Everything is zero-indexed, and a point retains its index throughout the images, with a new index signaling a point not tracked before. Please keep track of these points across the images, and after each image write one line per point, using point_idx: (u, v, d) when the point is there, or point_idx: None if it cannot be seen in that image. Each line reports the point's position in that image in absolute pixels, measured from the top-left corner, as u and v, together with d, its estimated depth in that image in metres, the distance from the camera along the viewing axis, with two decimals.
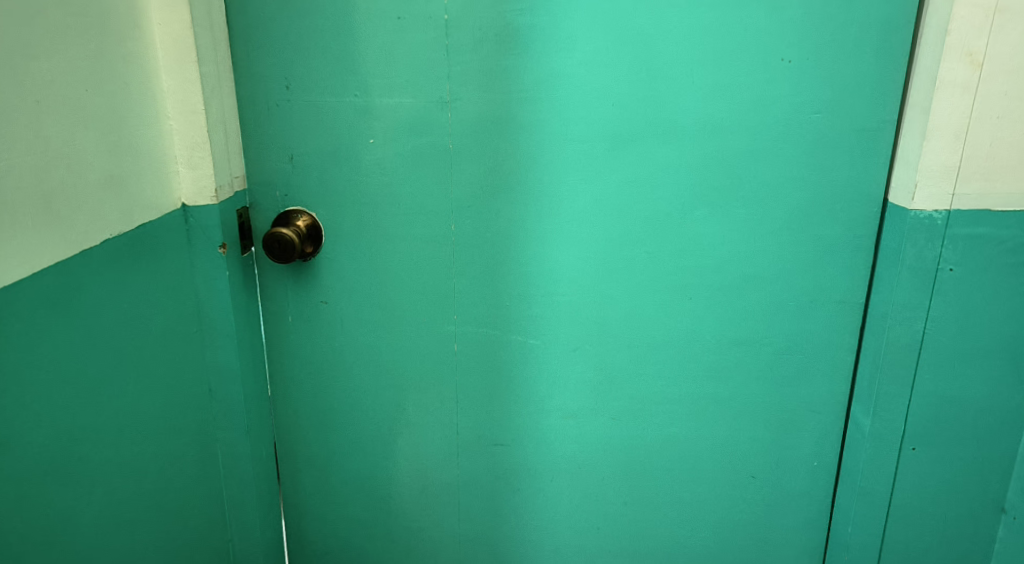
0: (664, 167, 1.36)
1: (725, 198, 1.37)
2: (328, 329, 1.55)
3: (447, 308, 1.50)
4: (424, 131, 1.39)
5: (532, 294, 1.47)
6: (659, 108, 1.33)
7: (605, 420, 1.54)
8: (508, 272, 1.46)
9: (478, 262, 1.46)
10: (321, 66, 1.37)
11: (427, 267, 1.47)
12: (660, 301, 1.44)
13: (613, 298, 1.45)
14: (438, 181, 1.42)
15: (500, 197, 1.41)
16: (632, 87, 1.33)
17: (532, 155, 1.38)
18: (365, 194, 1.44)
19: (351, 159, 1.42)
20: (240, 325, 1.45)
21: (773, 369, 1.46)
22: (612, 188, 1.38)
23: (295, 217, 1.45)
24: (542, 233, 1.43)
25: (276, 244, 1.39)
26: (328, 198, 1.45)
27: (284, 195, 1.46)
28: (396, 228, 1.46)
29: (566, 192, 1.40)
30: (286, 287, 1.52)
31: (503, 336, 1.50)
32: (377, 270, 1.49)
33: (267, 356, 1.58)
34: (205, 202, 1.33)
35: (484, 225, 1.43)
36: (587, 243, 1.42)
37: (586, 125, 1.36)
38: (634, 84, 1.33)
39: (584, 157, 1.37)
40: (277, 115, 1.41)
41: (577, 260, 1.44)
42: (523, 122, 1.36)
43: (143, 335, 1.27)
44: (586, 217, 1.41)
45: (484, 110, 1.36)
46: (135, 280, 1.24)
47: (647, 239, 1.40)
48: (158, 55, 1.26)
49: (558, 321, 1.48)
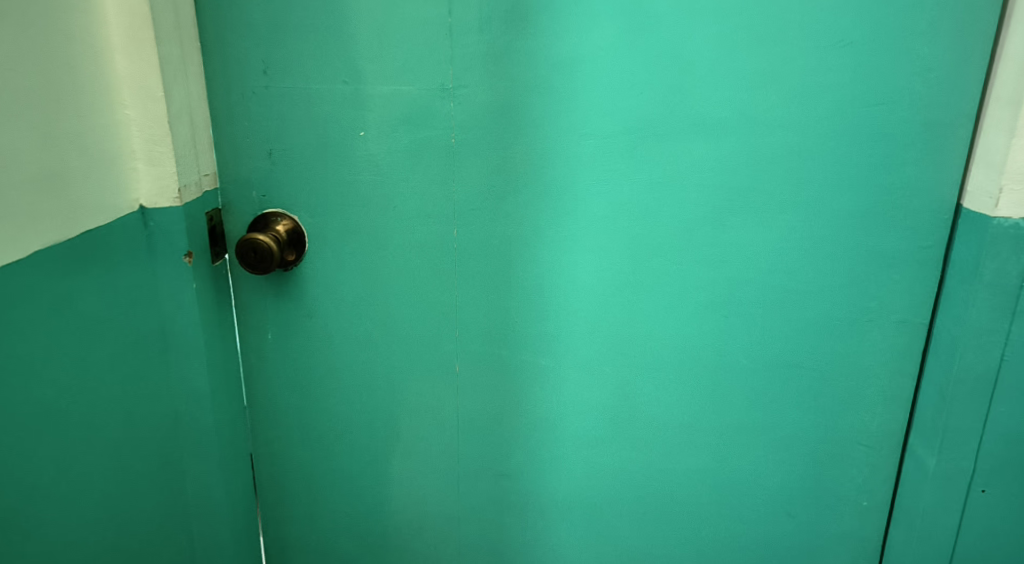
0: (698, 167, 1.18)
1: (771, 202, 1.19)
2: (313, 347, 1.37)
3: (448, 325, 1.33)
4: (423, 124, 1.21)
5: (543, 309, 1.29)
6: (694, 97, 1.15)
7: (622, 449, 1.36)
8: (518, 286, 1.28)
9: (483, 272, 1.28)
10: (306, 48, 1.20)
11: (427, 278, 1.30)
12: (690, 318, 1.27)
13: (638, 316, 1.27)
14: (438, 182, 1.24)
15: (509, 199, 1.23)
16: (663, 74, 1.15)
17: (546, 153, 1.20)
18: (355, 195, 1.26)
19: (340, 154, 1.24)
20: (211, 344, 1.27)
21: (816, 397, 1.28)
22: (637, 191, 1.21)
23: (275, 219, 1.28)
24: (557, 241, 1.25)
25: (252, 253, 1.23)
26: (312, 199, 1.27)
27: (262, 196, 1.28)
28: (392, 234, 1.28)
29: (584, 196, 1.22)
30: (265, 299, 1.35)
31: (510, 355, 1.33)
32: (369, 282, 1.31)
33: (243, 375, 1.41)
34: (167, 204, 1.15)
35: (490, 231, 1.25)
36: (607, 255, 1.25)
37: (610, 117, 1.18)
38: (665, 71, 1.15)
39: (603, 154, 1.19)
40: (254, 104, 1.24)
41: (596, 273, 1.26)
42: (537, 115, 1.19)
43: (90, 357, 1.09)
44: (609, 223, 1.23)
45: (491, 100, 1.19)
46: (80, 293, 1.06)
47: (678, 249, 1.23)
48: (110, 31, 1.08)
49: (573, 343, 1.31)
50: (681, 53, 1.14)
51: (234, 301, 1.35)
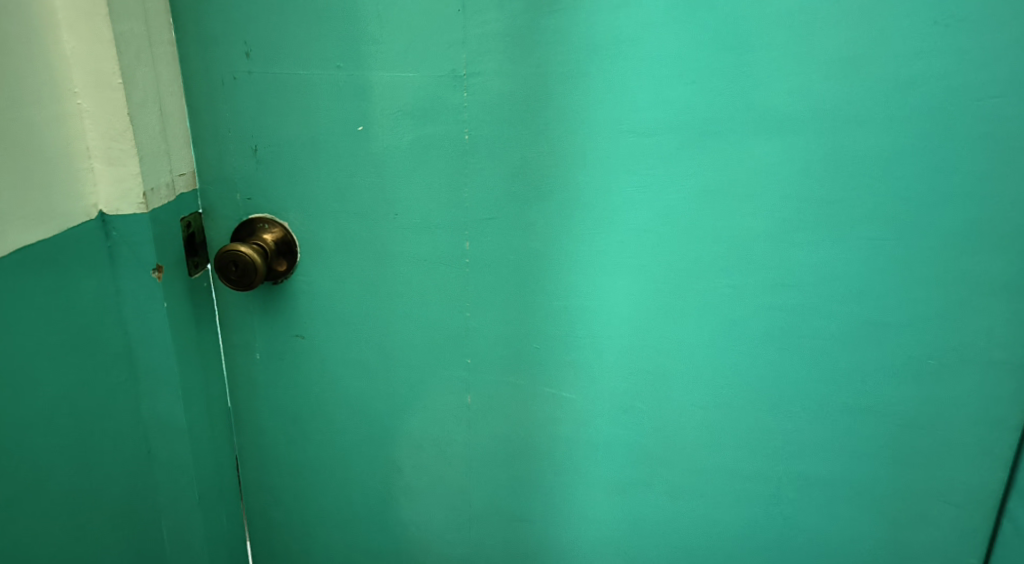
0: (756, 170, 0.99)
1: (846, 215, 0.99)
2: (307, 369, 1.22)
3: (459, 348, 1.16)
4: (432, 118, 1.04)
5: (569, 334, 1.11)
6: (756, 88, 0.96)
7: (656, 496, 1.18)
8: (540, 308, 1.10)
9: (501, 291, 1.11)
10: (295, 27, 1.02)
11: (434, 294, 1.13)
12: (740, 348, 1.07)
13: (680, 344, 1.09)
14: (448, 185, 1.07)
15: (531, 207, 1.05)
16: (719, 59, 0.95)
17: (575, 153, 1.02)
18: (352, 199, 1.10)
19: (334, 152, 1.08)
20: (188, 371, 1.10)
21: (890, 444, 1.09)
22: (682, 199, 1.02)
23: (262, 227, 1.13)
24: (586, 257, 1.07)
25: (233, 266, 1.06)
26: (304, 204, 1.12)
27: (247, 199, 1.13)
28: (393, 245, 1.12)
29: (619, 204, 1.03)
30: (252, 315, 1.20)
31: (530, 385, 1.16)
32: (368, 298, 1.16)
33: (229, 398, 1.26)
34: (131, 211, 0.98)
35: (508, 243, 1.08)
36: (644, 273, 1.06)
37: (652, 111, 0.98)
38: (721, 55, 0.95)
39: (642, 156, 1.00)
40: (236, 93, 1.07)
41: (631, 295, 1.07)
42: (565, 108, 1.00)
43: (28, 397, 0.92)
44: (648, 237, 1.04)
45: (510, 90, 1.00)
46: (12, 321, 0.89)
47: (729, 267, 1.04)
48: (55, 5, 0.90)
49: (604, 373, 1.13)
50: (742, 33, 0.94)
51: (216, 316, 1.20)
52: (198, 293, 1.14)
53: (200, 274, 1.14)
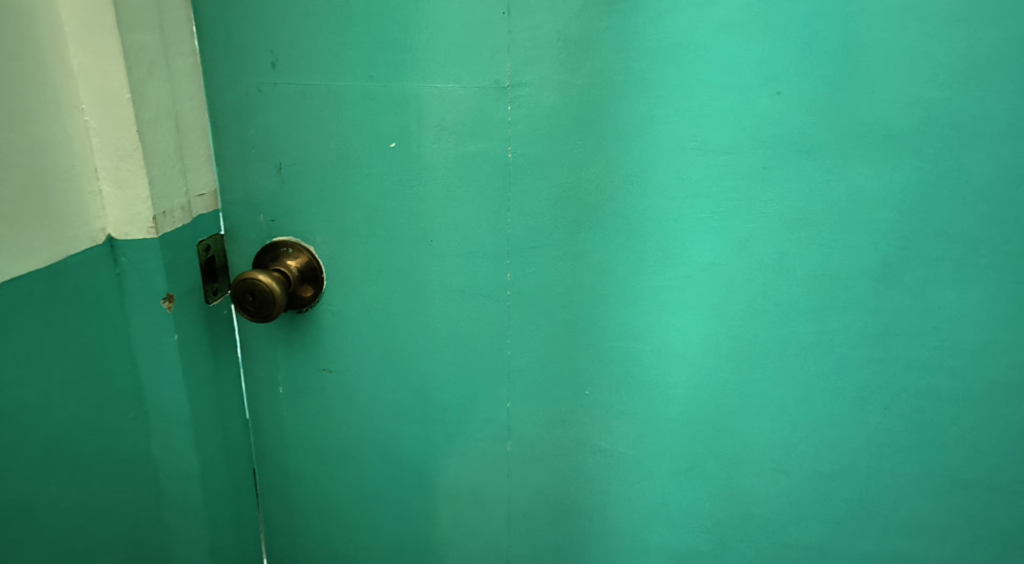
0: (836, 193, 0.89)
1: (937, 246, 0.90)
2: (332, 405, 1.13)
3: (499, 386, 1.06)
4: (473, 135, 0.93)
5: (622, 372, 1.02)
6: (843, 105, 0.86)
7: (714, 550, 1.08)
8: (591, 342, 1.01)
9: (547, 324, 1.01)
10: (324, 34, 0.93)
11: (472, 328, 1.03)
12: (813, 387, 0.98)
13: (746, 382, 0.99)
14: (490, 209, 0.96)
15: (584, 233, 0.95)
16: (801, 71, 0.86)
17: (634, 175, 0.92)
18: (383, 223, 1.00)
19: (365, 172, 0.98)
20: (200, 409, 1.02)
21: (975, 497, 1.00)
22: (753, 225, 0.92)
23: (286, 251, 1.04)
24: (644, 288, 0.97)
25: (250, 296, 0.98)
26: (331, 227, 1.02)
27: (270, 221, 1.04)
28: (428, 274, 1.02)
29: (682, 231, 0.94)
30: (275, 347, 1.11)
31: (575, 428, 1.06)
32: (398, 331, 1.06)
33: (250, 434, 1.17)
34: (141, 236, 0.89)
35: (557, 272, 0.98)
36: (709, 307, 0.96)
37: (722, 128, 0.89)
38: (799, 65, 0.86)
39: (711, 179, 0.91)
40: (261, 107, 0.98)
41: (694, 330, 0.98)
42: (624, 125, 0.90)
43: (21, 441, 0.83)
44: (714, 267, 0.94)
45: (562, 105, 0.91)
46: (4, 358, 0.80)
47: (805, 298, 0.94)
48: (60, 11, 0.82)
49: (661, 414, 1.03)
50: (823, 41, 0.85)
51: (235, 347, 1.11)
52: (216, 323, 1.05)
53: (218, 302, 1.05)
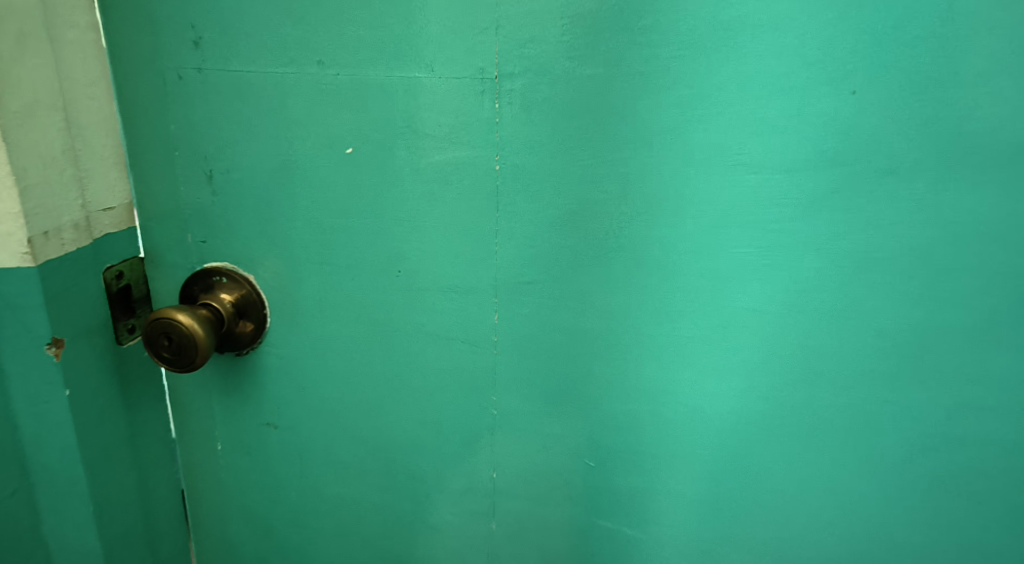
0: (921, 220, 0.69)
1: None
2: (280, 468, 0.92)
3: (483, 451, 0.86)
4: (450, 138, 0.74)
5: (638, 442, 0.81)
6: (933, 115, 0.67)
7: None
8: (598, 402, 0.80)
9: (544, 377, 0.81)
10: (263, 7, 0.73)
11: (450, 380, 0.83)
12: (890, 468, 0.77)
13: (800, 458, 0.78)
14: (471, 232, 0.77)
15: (590, 265, 0.75)
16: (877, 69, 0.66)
17: (657, 193, 0.72)
18: (339, 246, 0.80)
19: (316, 183, 0.78)
20: (102, 475, 0.82)
21: None
22: (814, 263, 0.71)
23: (221, 279, 0.83)
24: (667, 338, 0.76)
25: (167, 340, 0.77)
26: (277, 252, 0.82)
27: (201, 243, 0.83)
28: (396, 311, 0.81)
29: (719, 267, 0.73)
30: (210, 395, 0.90)
31: (580, 505, 0.85)
32: (359, 379, 0.85)
33: (184, 497, 0.96)
34: (14, 263, 0.71)
35: (556, 314, 0.78)
36: (751, 363, 0.76)
37: (772, 136, 0.69)
38: (878, 56, 0.66)
39: (756, 203, 0.71)
40: (185, 100, 0.77)
41: (731, 392, 0.77)
42: (642, 128, 0.70)
43: None
44: (759, 313, 0.74)
45: (563, 101, 0.71)
46: None
47: (876, 356, 0.74)
48: None
49: (690, 492, 0.82)
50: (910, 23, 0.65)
51: (160, 395, 0.90)
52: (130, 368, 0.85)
53: (134, 342, 0.84)
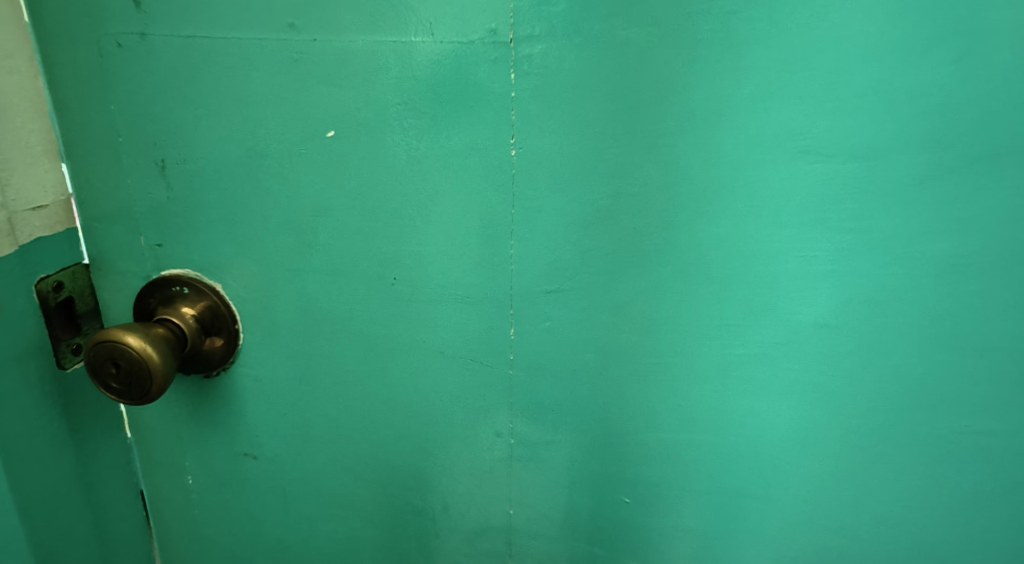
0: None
1: None
2: (260, 504, 0.79)
3: (496, 485, 0.73)
4: (453, 117, 0.60)
5: (678, 478, 0.68)
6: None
7: None
8: (633, 432, 0.68)
9: (572, 402, 0.68)
10: None
11: (458, 407, 0.70)
12: (996, 514, 0.64)
13: (886, 500, 0.66)
14: (482, 230, 0.63)
15: (629, 271, 0.62)
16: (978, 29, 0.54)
17: (714, 186, 0.59)
18: (324, 250, 0.66)
19: (291, 175, 0.64)
20: (43, 523, 0.69)
21: None
22: (900, 264, 0.59)
23: (181, 289, 0.70)
24: (723, 357, 0.64)
25: (115, 368, 0.64)
26: (246, 257, 0.68)
27: (157, 247, 0.70)
28: (393, 326, 0.68)
29: (788, 276, 0.61)
30: (175, 421, 0.77)
31: (609, 548, 0.73)
32: (350, 404, 0.72)
33: (150, 536, 0.83)
34: None
35: (586, 328, 0.65)
36: (823, 389, 0.63)
37: (857, 115, 0.56)
38: (989, 15, 0.54)
39: (830, 192, 0.58)
40: (133, 77, 0.64)
41: (800, 423, 0.65)
42: (695, 105, 0.57)
43: None
44: (837, 330, 0.61)
45: (595, 71, 0.58)
46: None
47: (976, 378, 0.62)
48: None
49: (757, 542, 0.69)
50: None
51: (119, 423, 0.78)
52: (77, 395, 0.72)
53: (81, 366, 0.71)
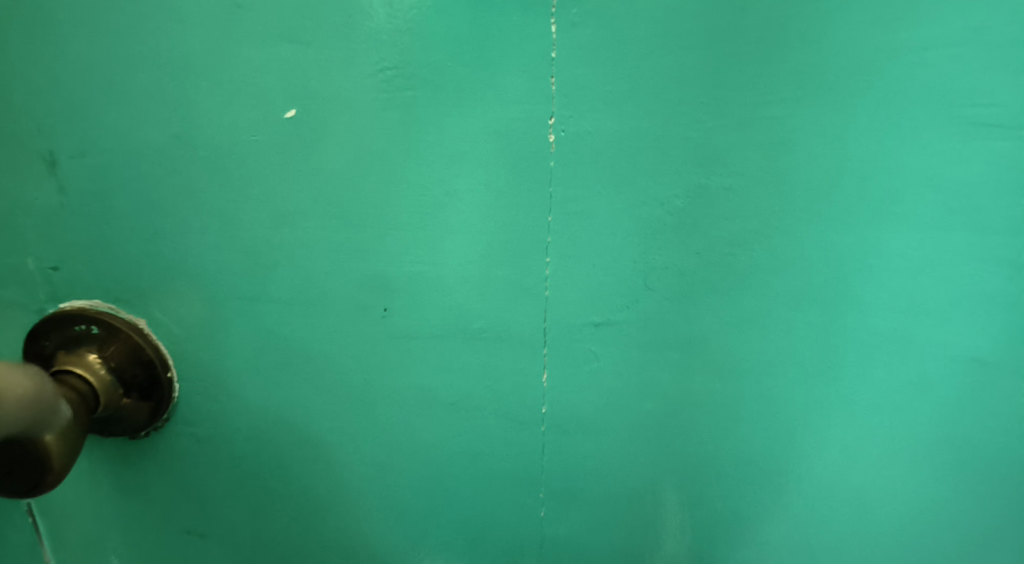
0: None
1: None
2: None
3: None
4: (459, 89, 0.46)
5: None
6: None
7: None
8: (716, 506, 0.50)
9: (625, 470, 0.50)
10: None
11: (469, 485, 0.52)
12: None
13: None
14: (501, 237, 0.47)
15: (709, 292, 0.47)
16: None
17: (823, 177, 0.45)
18: (295, 268, 0.49)
19: (240, 172, 0.48)
20: None
21: None
22: None
23: (86, 328, 0.51)
24: (839, 406, 0.48)
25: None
26: (172, 280, 0.51)
27: (50, 269, 0.52)
28: (386, 372, 0.51)
29: (924, 295, 0.46)
30: (78, 495, 0.57)
31: None
32: (325, 482, 0.54)
33: None
34: None
35: (646, 371, 0.48)
36: (967, 452, 0.47)
37: (1009, 72, 0.43)
38: None
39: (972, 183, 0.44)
40: (25, 47, 0.48)
41: (945, 497, 0.48)
42: (785, 66, 0.44)
43: None
44: (982, 366, 0.46)
45: (651, 22, 0.44)
46: None
47: None
48: None
49: None
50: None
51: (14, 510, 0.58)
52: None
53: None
